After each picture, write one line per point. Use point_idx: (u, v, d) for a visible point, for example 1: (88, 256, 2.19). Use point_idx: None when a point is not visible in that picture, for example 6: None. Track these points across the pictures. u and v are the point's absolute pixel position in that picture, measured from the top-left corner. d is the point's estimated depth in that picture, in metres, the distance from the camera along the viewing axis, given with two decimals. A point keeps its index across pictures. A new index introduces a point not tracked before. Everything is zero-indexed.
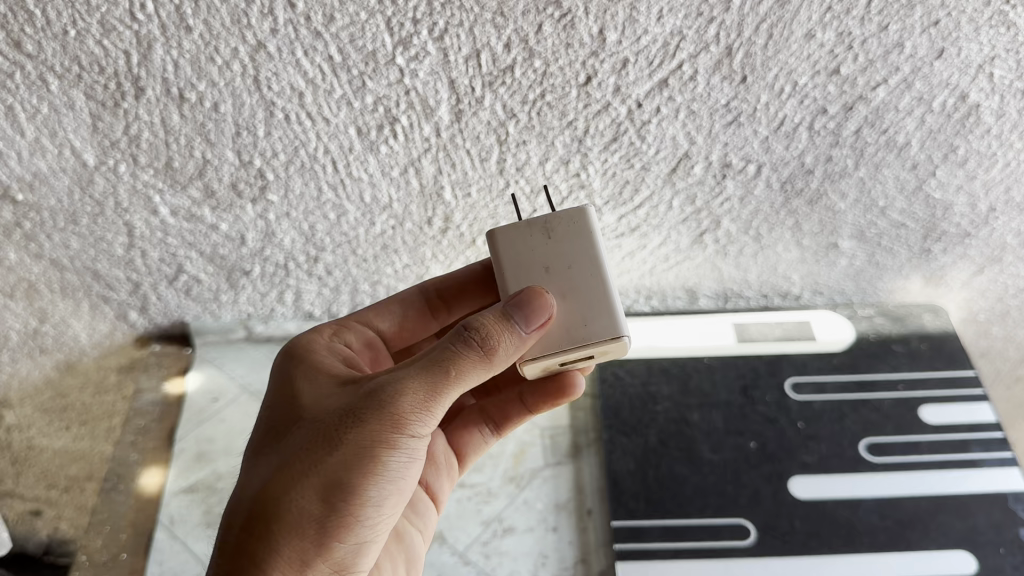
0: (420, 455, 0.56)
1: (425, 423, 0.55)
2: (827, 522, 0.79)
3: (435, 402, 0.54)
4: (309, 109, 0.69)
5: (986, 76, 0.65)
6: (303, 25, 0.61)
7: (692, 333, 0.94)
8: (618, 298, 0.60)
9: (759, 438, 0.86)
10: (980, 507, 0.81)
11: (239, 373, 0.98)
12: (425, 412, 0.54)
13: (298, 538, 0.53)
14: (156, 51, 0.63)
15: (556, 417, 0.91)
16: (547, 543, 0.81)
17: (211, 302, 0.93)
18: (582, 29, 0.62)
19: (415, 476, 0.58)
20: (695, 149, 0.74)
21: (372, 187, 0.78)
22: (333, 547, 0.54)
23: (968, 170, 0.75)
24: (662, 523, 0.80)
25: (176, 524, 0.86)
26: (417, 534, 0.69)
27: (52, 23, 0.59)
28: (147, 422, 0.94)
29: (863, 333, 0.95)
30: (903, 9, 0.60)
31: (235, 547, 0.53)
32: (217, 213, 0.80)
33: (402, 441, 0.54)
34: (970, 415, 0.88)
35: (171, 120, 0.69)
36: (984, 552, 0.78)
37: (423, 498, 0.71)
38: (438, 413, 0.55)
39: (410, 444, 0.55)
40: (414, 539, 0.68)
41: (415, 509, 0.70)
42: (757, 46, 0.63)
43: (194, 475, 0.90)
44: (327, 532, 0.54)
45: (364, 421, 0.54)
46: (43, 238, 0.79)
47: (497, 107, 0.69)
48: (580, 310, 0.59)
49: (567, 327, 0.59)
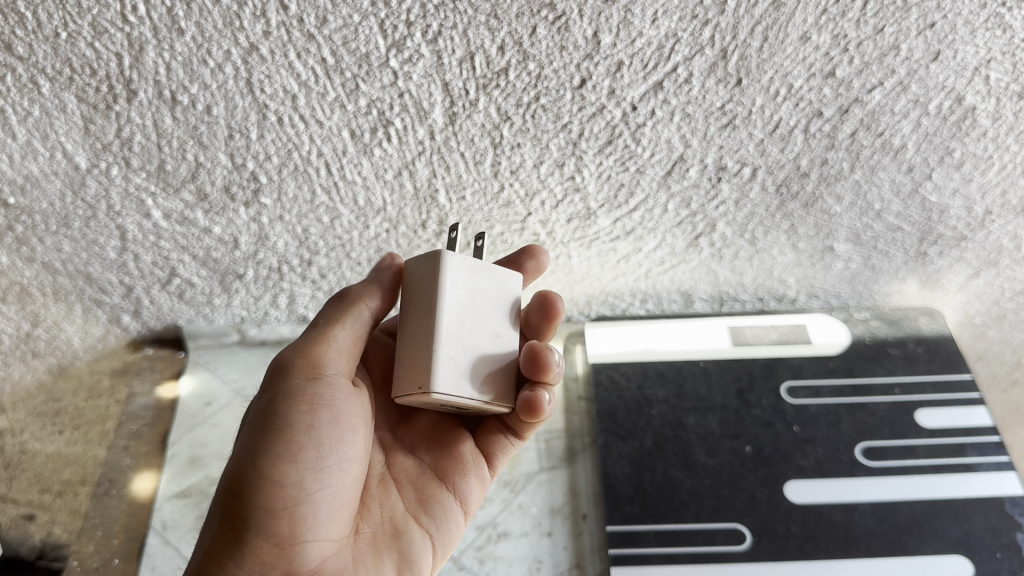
0: (324, 403, 0.58)
1: (316, 370, 0.59)
2: (823, 526, 0.79)
3: (322, 352, 0.60)
4: (302, 112, 0.69)
5: (982, 78, 0.65)
6: (295, 27, 0.61)
7: (687, 336, 0.94)
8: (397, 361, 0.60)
9: (755, 442, 0.85)
10: (977, 511, 0.81)
11: (232, 376, 0.98)
12: (309, 359, 0.59)
13: (230, 513, 0.54)
14: (148, 54, 0.62)
15: (551, 420, 0.91)
16: (542, 548, 0.80)
17: (204, 305, 0.93)
18: (577, 31, 0.61)
19: (333, 432, 0.58)
20: (689, 151, 0.74)
21: (365, 190, 0.78)
22: (265, 513, 0.53)
23: (965, 173, 0.75)
24: (656, 527, 0.79)
25: (168, 529, 0.86)
26: (422, 534, 0.63)
27: (43, 25, 0.58)
28: (140, 426, 0.93)
29: (859, 337, 0.94)
30: (899, 11, 0.59)
31: (196, 554, 0.55)
32: (210, 216, 0.79)
33: (298, 390, 0.57)
34: (966, 419, 0.87)
35: (163, 123, 0.69)
36: (980, 556, 0.78)
37: (440, 499, 0.65)
38: (327, 360, 0.59)
39: (308, 391, 0.58)
40: (417, 541, 0.62)
41: (429, 510, 0.64)
42: (752, 49, 0.63)
43: (186, 479, 0.90)
44: (249, 496, 0.54)
45: (264, 391, 0.59)
46: (35, 242, 0.78)
47: (491, 110, 0.69)
48: None
49: None
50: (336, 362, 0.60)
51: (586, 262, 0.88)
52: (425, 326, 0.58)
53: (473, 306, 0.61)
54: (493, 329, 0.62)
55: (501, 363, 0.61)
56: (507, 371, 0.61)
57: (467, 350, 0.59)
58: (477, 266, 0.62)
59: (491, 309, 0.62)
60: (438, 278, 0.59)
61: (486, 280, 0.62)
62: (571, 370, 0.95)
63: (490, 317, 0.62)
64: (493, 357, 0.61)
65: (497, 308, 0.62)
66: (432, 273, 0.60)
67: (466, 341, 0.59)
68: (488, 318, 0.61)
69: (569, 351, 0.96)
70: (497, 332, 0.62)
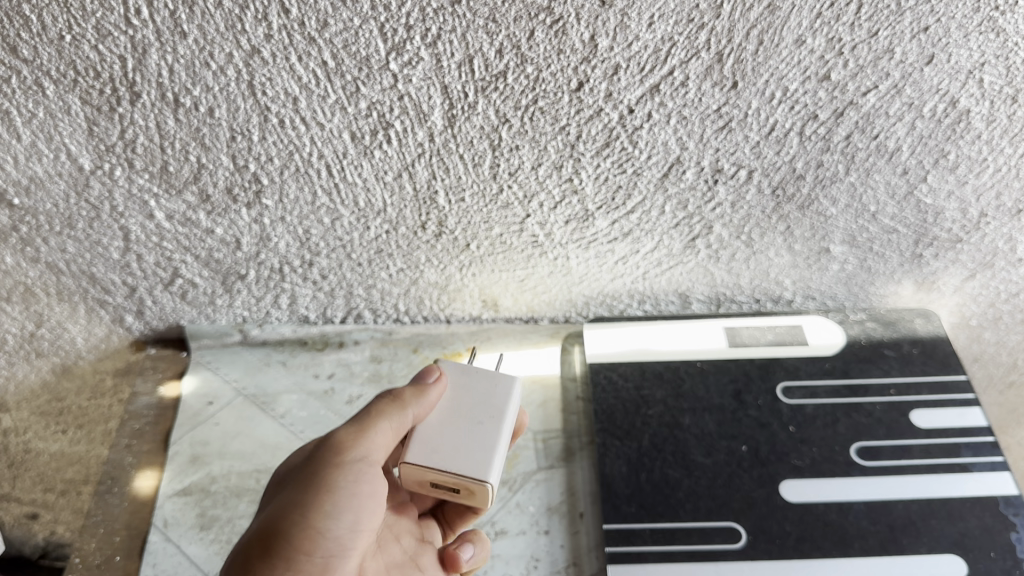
0: (369, 481, 0.63)
1: (368, 451, 0.63)
2: (819, 526, 0.79)
3: (371, 433, 0.63)
4: (304, 114, 0.71)
5: (976, 81, 0.68)
6: (297, 30, 0.64)
7: (683, 336, 0.93)
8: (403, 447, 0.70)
9: (751, 442, 0.86)
10: (977, 511, 0.80)
11: (234, 377, 0.94)
12: (360, 436, 0.63)
13: (268, 557, 0.58)
14: (151, 57, 0.65)
15: (548, 420, 0.90)
16: (539, 546, 0.80)
17: (207, 306, 0.91)
18: (574, 35, 0.65)
19: (370, 509, 0.63)
20: (686, 154, 0.75)
21: (366, 192, 0.78)
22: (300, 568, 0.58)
23: (959, 175, 0.76)
24: (653, 525, 0.79)
25: (170, 526, 0.82)
26: None
27: (48, 28, 0.63)
28: (141, 425, 0.91)
29: (854, 338, 0.93)
30: (891, 15, 0.63)
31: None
32: (212, 218, 0.80)
33: (347, 465, 0.61)
34: (961, 420, 0.86)
35: (166, 124, 0.71)
36: (980, 556, 0.77)
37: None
38: (376, 442, 0.63)
39: (357, 469, 0.62)
40: None
41: None
42: (747, 52, 0.66)
43: (188, 477, 0.86)
44: (288, 545, 0.58)
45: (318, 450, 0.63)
46: (40, 242, 0.80)
47: (490, 112, 0.71)
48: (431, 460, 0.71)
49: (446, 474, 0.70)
50: (382, 446, 0.64)
51: (584, 263, 0.88)
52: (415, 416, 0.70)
53: (458, 398, 0.70)
54: (473, 417, 0.69)
55: (473, 444, 0.67)
56: (482, 452, 0.66)
57: (444, 434, 0.67)
58: (469, 369, 0.72)
59: (478, 400, 0.70)
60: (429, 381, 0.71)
61: (479, 380, 0.71)
62: (569, 370, 0.94)
63: (474, 406, 0.69)
64: (474, 439, 0.67)
65: (485, 400, 0.70)
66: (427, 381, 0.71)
67: (444, 429, 0.67)
68: (472, 410, 0.69)
69: (566, 352, 0.95)
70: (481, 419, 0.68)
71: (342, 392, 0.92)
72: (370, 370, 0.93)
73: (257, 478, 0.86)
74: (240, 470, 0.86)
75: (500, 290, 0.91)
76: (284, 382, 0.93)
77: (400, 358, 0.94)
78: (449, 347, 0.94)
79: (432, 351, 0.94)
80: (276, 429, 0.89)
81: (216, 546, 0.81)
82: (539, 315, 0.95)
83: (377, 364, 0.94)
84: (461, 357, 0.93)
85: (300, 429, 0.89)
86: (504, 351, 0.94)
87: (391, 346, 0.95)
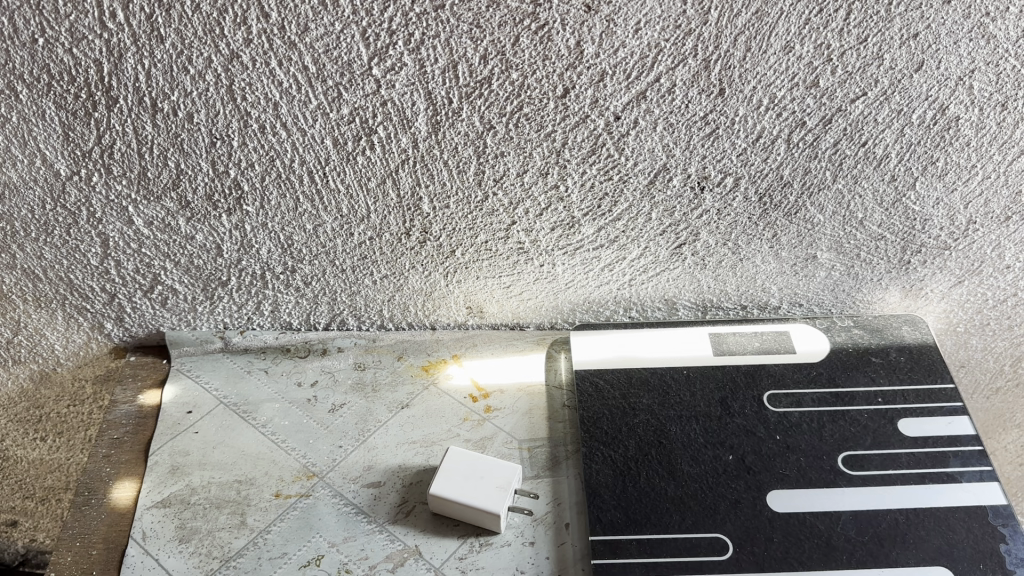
0: None
1: None
2: (807, 533, 0.74)
3: None
4: (285, 120, 0.70)
5: (966, 89, 0.69)
6: (277, 35, 0.64)
7: (668, 343, 0.90)
8: (439, 496, 0.74)
9: (737, 450, 0.81)
10: (979, 520, 0.75)
11: (215, 385, 0.88)
12: None
13: None
14: (128, 61, 0.65)
15: (534, 428, 0.85)
16: (524, 558, 0.73)
17: (187, 311, 0.89)
18: (559, 41, 0.65)
19: None
20: (672, 161, 0.75)
21: (349, 198, 0.77)
22: None
23: (947, 182, 0.77)
24: (639, 537, 0.73)
25: (149, 539, 0.74)
26: None
27: (20, 31, 0.62)
28: (121, 434, 0.84)
29: (841, 345, 0.90)
30: (882, 22, 0.64)
31: None
32: (193, 224, 0.79)
33: None
34: (949, 428, 0.82)
35: (144, 130, 0.70)
36: (982, 568, 0.72)
37: None
38: None
39: None
40: None
41: None
42: (734, 58, 0.67)
43: (167, 488, 0.78)
44: None
45: None
46: (16, 248, 0.79)
47: (475, 119, 0.71)
48: (462, 509, 0.74)
49: (471, 514, 0.74)
50: None
51: (570, 270, 0.87)
52: (454, 476, 0.76)
53: (473, 472, 0.77)
54: (487, 486, 0.75)
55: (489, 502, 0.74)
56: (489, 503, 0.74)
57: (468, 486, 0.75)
58: (477, 459, 0.78)
59: (468, 460, 0.78)
60: (454, 461, 0.78)
61: (486, 465, 0.77)
62: (555, 377, 0.90)
63: (477, 484, 0.75)
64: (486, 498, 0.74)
65: (483, 484, 0.75)
66: (456, 465, 0.77)
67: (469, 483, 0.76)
68: (483, 484, 0.75)
69: (552, 358, 0.92)
70: (492, 478, 0.76)
71: (326, 401, 0.87)
72: (354, 377, 0.89)
73: (239, 488, 0.78)
74: (221, 481, 0.79)
75: (484, 297, 0.90)
76: (265, 390, 0.87)
77: (385, 365, 0.90)
78: (434, 354, 0.92)
79: (416, 358, 0.91)
80: (258, 439, 0.83)
81: (195, 559, 0.73)
82: (524, 322, 0.95)
83: (362, 373, 0.89)
84: (445, 363, 0.91)
85: (282, 439, 0.83)
86: (488, 356, 0.92)
87: (375, 353, 0.92)
